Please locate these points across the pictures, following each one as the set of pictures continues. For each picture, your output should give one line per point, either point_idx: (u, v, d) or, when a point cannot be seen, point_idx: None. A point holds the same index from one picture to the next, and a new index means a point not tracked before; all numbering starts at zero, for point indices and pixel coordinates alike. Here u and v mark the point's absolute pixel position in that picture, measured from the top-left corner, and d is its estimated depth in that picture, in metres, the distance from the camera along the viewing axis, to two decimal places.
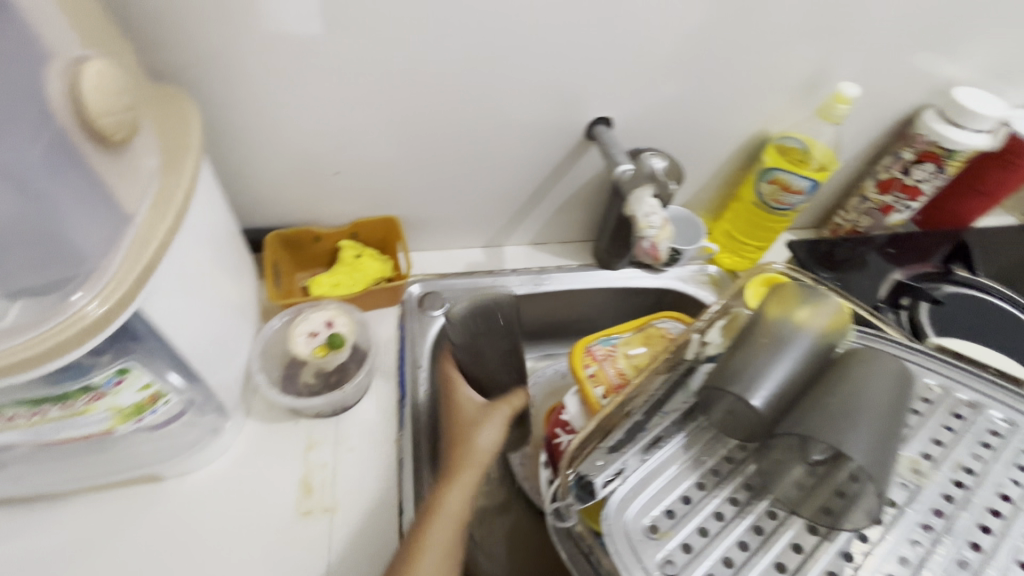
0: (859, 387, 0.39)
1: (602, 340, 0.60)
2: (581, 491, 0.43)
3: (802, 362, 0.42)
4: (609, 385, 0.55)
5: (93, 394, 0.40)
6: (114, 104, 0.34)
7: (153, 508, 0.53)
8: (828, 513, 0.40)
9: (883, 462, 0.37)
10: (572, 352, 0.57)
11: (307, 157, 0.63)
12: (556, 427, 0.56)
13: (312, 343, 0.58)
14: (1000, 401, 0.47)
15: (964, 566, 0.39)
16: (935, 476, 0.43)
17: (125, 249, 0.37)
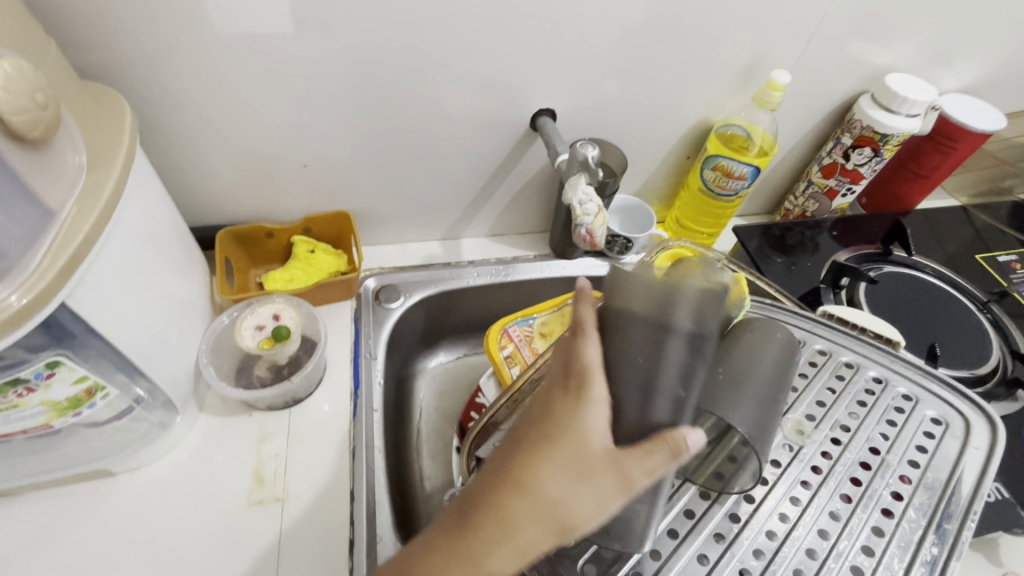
0: (751, 364, 0.42)
1: (521, 320, 0.63)
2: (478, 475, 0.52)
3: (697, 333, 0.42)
4: (523, 364, 0.59)
5: (22, 388, 0.40)
6: (28, 103, 0.34)
7: (106, 502, 0.54)
8: (719, 479, 0.45)
9: (762, 427, 0.41)
10: (489, 335, 0.61)
11: (254, 153, 0.64)
12: (470, 410, 0.62)
13: (259, 336, 0.59)
14: (875, 360, 0.56)
15: (835, 518, 0.46)
16: (815, 436, 0.50)
17: (50, 244, 0.38)
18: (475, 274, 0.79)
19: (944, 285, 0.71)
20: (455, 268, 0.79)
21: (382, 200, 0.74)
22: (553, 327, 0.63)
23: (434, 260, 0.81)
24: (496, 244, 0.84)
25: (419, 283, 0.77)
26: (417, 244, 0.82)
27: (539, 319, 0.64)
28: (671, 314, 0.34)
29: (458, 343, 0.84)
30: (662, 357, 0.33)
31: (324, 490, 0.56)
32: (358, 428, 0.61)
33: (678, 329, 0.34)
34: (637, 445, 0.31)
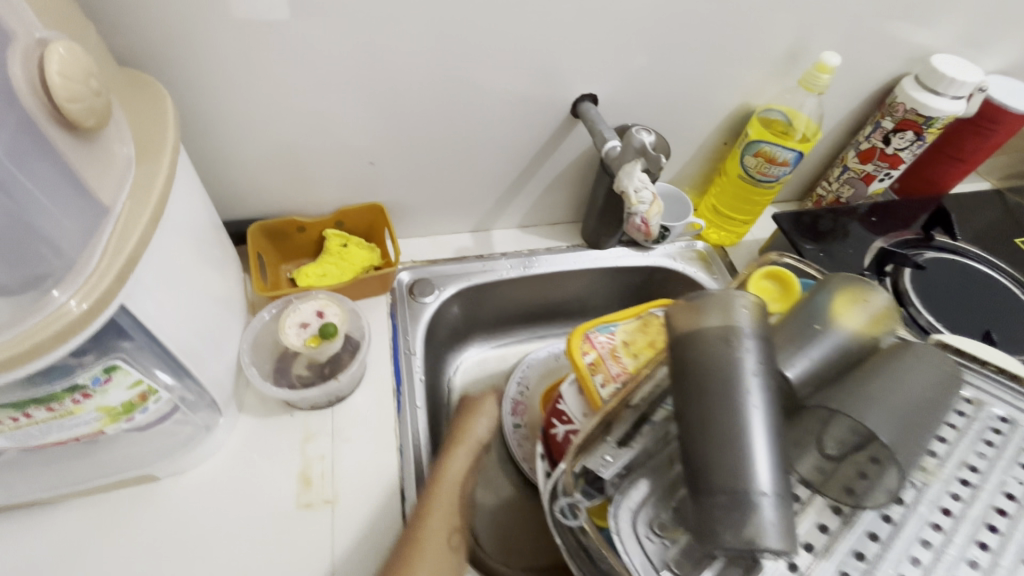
0: (900, 379, 0.37)
1: (601, 328, 0.58)
2: (588, 487, 0.42)
3: (841, 351, 0.39)
4: (609, 375, 0.54)
5: (79, 394, 0.38)
6: (82, 91, 0.32)
7: (150, 508, 0.52)
8: (850, 492, 0.37)
9: (910, 442, 0.35)
10: (571, 339, 0.56)
11: (287, 143, 0.61)
12: (551, 416, 0.57)
13: (304, 334, 0.57)
14: (1000, 397, 0.42)
15: (975, 567, 0.35)
16: (941, 473, 0.38)
17: (107, 242, 0.36)
18: (507, 266, 0.78)
19: (993, 274, 0.70)
20: (487, 260, 0.78)
21: (415, 191, 0.72)
22: (635, 336, 0.57)
23: (466, 253, 0.79)
24: (528, 234, 0.82)
25: (452, 276, 0.75)
26: (448, 236, 0.80)
27: (621, 328, 0.58)
28: (733, 331, 0.37)
29: (488, 336, 0.83)
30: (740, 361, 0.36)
31: (374, 491, 0.55)
32: (404, 425, 0.60)
33: (747, 339, 0.36)
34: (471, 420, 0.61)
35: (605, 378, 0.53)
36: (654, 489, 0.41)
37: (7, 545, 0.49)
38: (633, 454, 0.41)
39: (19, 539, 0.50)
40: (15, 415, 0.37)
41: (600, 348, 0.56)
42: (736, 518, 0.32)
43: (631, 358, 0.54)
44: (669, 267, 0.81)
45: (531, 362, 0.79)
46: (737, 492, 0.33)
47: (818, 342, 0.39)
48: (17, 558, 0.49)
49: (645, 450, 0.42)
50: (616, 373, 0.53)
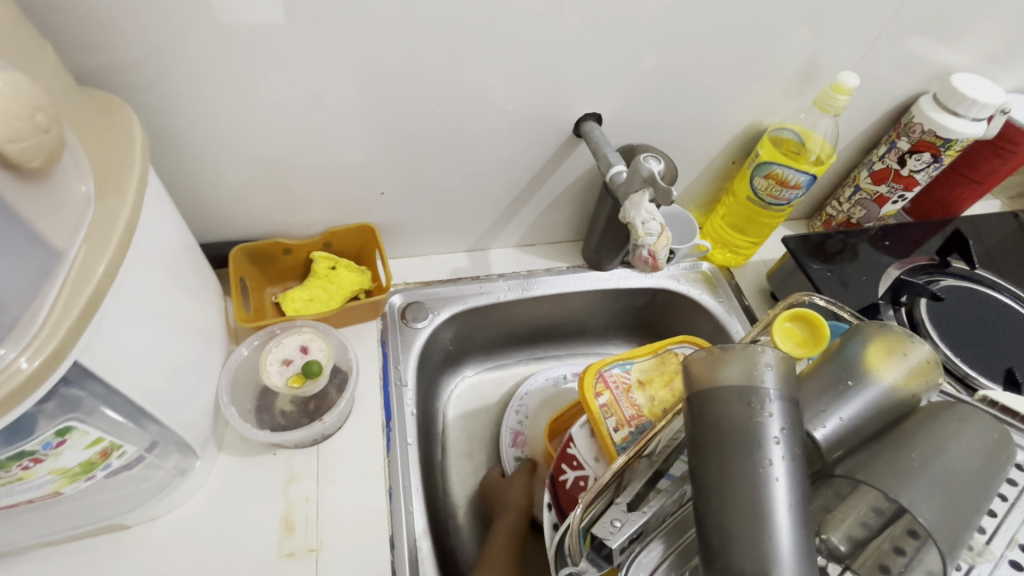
0: (943, 447, 0.34)
1: (616, 363, 0.55)
2: (595, 554, 0.39)
3: (874, 410, 0.36)
4: (621, 418, 0.51)
5: (28, 460, 0.34)
6: (29, 127, 0.28)
7: (119, 560, 0.48)
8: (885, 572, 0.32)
9: (955, 522, 0.31)
10: (583, 377, 0.53)
11: (272, 163, 0.58)
12: (561, 461, 0.52)
13: (286, 372, 0.54)
14: None
15: None
16: (991, 555, 0.36)
17: (61, 289, 0.32)
18: (504, 288, 0.74)
19: (1015, 305, 0.67)
20: (483, 282, 0.75)
21: (410, 210, 0.69)
22: (651, 374, 0.55)
23: (461, 274, 0.75)
24: (527, 254, 0.79)
25: (446, 299, 0.72)
26: (443, 256, 0.77)
27: (637, 365, 0.55)
28: (754, 390, 0.35)
29: (483, 359, 0.80)
30: (765, 424, 0.34)
31: (361, 537, 0.52)
32: (393, 464, 0.56)
33: (771, 402, 0.34)
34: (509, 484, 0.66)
35: (619, 421, 0.50)
36: (666, 554, 0.38)
37: None
38: (644, 520, 0.39)
39: None
40: None
41: (614, 388, 0.53)
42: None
43: (646, 398, 0.52)
44: (672, 289, 0.78)
45: (529, 388, 0.76)
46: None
47: (847, 399, 0.36)
48: None
49: (661, 511, 0.40)
50: (630, 416, 0.51)
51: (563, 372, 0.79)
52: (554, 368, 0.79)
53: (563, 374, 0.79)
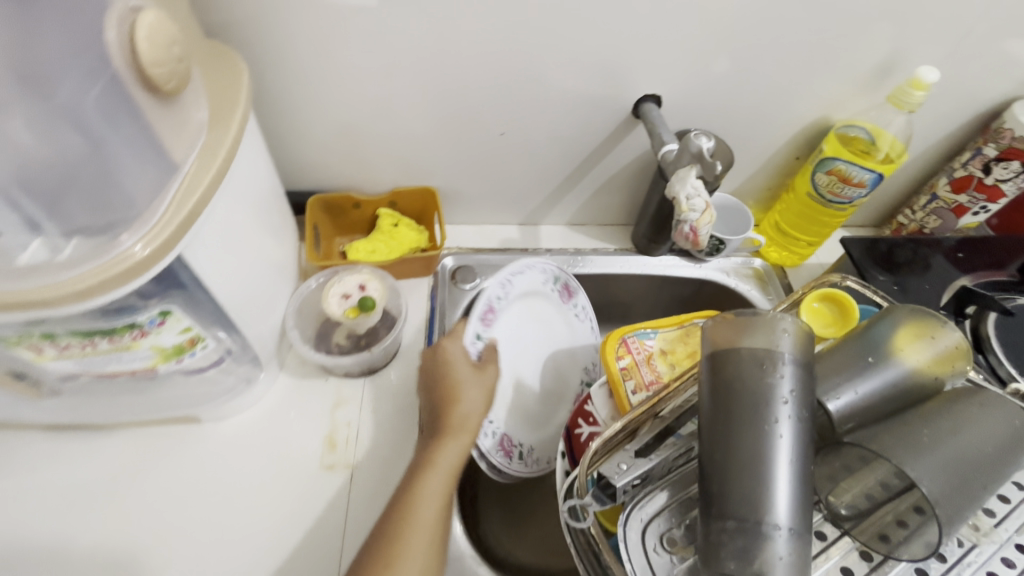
0: (957, 428, 0.34)
1: (638, 332, 0.59)
2: (600, 492, 0.44)
3: (891, 391, 0.37)
4: (640, 382, 0.55)
5: (137, 331, 0.40)
6: (165, 56, 0.35)
7: (191, 447, 0.57)
8: (883, 539, 0.36)
9: (958, 499, 0.32)
10: (607, 341, 0.57)
11: (350, 124, 0.64)
12: (577, 417, 0.56)
13: (345, 304, 0.60)
14: None
15: None
16: (996, 536, 0.36)
17: (171, 198, 0.38)
18: (551, 262, 0.77)
19: None
20: (531, 255, 0.78)
21: (468, 179, 0.73)
22: (674, 345, 0.58)
23: (511, 245, 0.79)
24: (576, 233, 0.81)
25: (495, 267, 0.75)
26: (496, 227, 0.81)
27: (659, 335, 0.59)
28: (770, 355, 0.36)
29: None
30: (775, 386, 0.35)
31: (393, 465, 0.57)
32: None
33: (785, 365, 0.36)
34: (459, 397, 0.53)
35: (637, 385, 0.54)
36: (670, 502, 0.43)
37: (75, 458, 0.55)
38: (649, 466, 0.44)
39: (84, 455, 0.56)
40: (83, 342, 0.39)
41: (635, 353, 0.57)
42: (742, 546, 0.32)
43: (667, 367, 0.56)
44: (722, 282, 0.77)
45: (521, 272, 0.65)
46: (750, 522, 0.33)
47: (866, 375, 0.37)
48: (81, 472, 0.55)
49: (666, 461, 0.45)
50: (648, 382, 0.55)
51: (556, 276, 0.69)
52: (552, 264, 0.68)
53: (556, 278, 0.69)
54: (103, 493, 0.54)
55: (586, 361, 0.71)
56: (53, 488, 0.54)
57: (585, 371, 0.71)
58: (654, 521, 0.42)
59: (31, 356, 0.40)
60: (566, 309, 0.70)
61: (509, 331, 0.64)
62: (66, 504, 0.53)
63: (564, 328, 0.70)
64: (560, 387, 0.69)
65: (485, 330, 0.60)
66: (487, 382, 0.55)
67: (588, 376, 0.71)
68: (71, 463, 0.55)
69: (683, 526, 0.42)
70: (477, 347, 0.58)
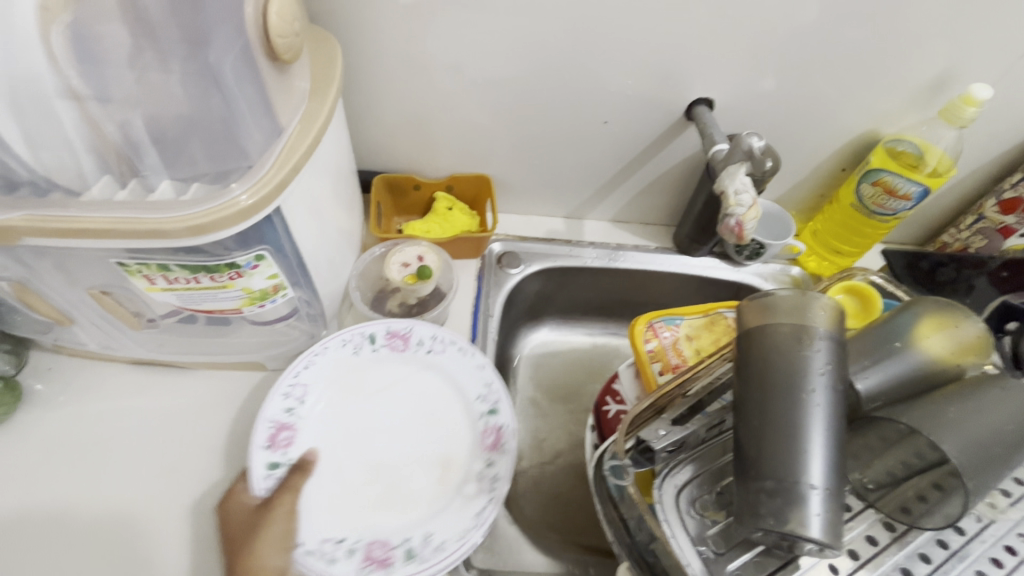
0: (982, 408, 0.39)
1: (665, 318, 0.65)
2: (638, 455, 0.48)
3: (917, 375, 0.41)
4: (666, 363, 0.61)
5: (234, 272, 0.45)
6: (287, 29, 0.40)
7: (256, 392, 0.62)
8: (906, 512, 0.41)
9: (983, 472, 0.37)
10: (635, 327, 0.64)
11: (418, 110, 0.69)
12: (605, 395, 0.66)
13: (404, 272, 0.64)
14: None
15: None
16: (1012, 513, 0.41)
17: (276, 156, 0.43)
18: (593, 256, 0.80)
19: None
20: (574, 246, 0.81)
21: (521, 170, 0.78)
22: (699, 332, 0.63)
23: (556, 236, 0.83)
24: (619, 230, 0.85)
25: (538, 254, 0.80)
26: (543, 218, 0.85)
27: (686, 321, 0.65)
28: (806, 330, 0.38)
29: (559, 320, 0.87)
30: (809, 361, 0.38)
31: None
32: None
33: (819, 339, 0.38)
34: (249, 549, 0.46)
35: (664, 367, 0.61)
36: (700, 472, 0.47)
37: (153, 392, 0.61)
38: (685, 433, 0.48)
39: (162, 390, 0.61)
40: (189, 276, 0.45)
41: (663, 338, 0.63)
42: (779, 505, 0.35)
43: (691, 353, 0.62)
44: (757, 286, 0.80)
45: (311, 363, 0.58)
46: (787, 481, 0.35)
47: (894, 357, 0.41)
48: (158, 405, 0.61)
49: (698, 434, 0.48)
50: (674, 364, 0.61)
51: (371, 334, 0.60)
52: (355, 329, 0.60)
53: (371, 336, 0.60)
54: (176, 425, 0.59)
55: (474, 387, 0.59)
56: (134, 415, 0.60)
57: (475, 402, 0.58)
58: (688, 488, 0.46)
59: (144, 287, 0.46)
60: (410, 356, 0.61)
61: (338, 426, 0.57)
62: (143, 431, 0.59)
63: (426, 376, 0.60)
64: (450, 446, 0.57)
65: (286, 454, 0.53)
66: (282, 518, 0.48)
67: (485, 403, 0.58)
68: (148, 396, 0.61)
69: (712, 493, 0.46)
70: (269, 481, 0.51)
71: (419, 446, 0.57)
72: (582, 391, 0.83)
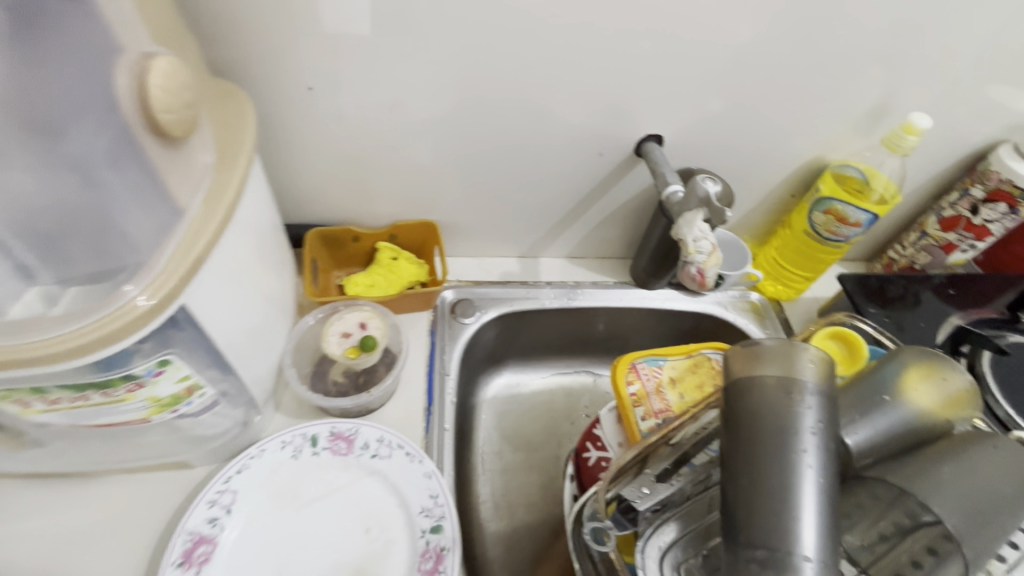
0: (975, 469, 0.37)
1: (648, 359, 0.61)
2: (620, 517, 0.44)
3: (906, 430, 0.39)
4: (649, 408, 0.56)
5: (133, 383, 0.39)
6: (176, 103, 0.34)
7: (178, 496, 0.53)
8: None
9: (981, 539, 0.35)
10: (617, 366, 0.59)
11: (351, 157, 0.63)
12: (586, 440, 0.59)
13: (344, 344, 0.59)
14: None
15: None
16: None
17: (177, 243, 0.37)
18: (551, 295, 0.77)
19: None
20: (531, 288, 0.78)
21: (469, 213, 0.73)
22: (683, 374, 0.60)
23: (511, 278, 0.79)
24: (575, 266, 0.82)
25: (494, 299, 0.75)
26: (496, 259, 0.81)
27: (669, 363, 0.61)
28: (795, 383, 0.34)
29: (521, 362, 0.83)
30: (800, 417, 0.33)
31: None
32: (430, 443, 0.61)
33: (809, 395, 0.34)
34: None
35: (647, 412, 0.56)
36: (684, 533, 0.43)
37: (50, 510, 0.52)
38: (669, 492, 0.44)
39: (62, 505, 0.52)
40: (75, 395, 0.38)
41: (645, 380, 0.58)
42: None
43: (677, 395, 0.58)
44: (719, 315, 0.78)
45: (245, 466, 0.52)
46: (781, 551, 0.30)
47: (883, 412, 0.39)
48: (56, 525, 0.51)
49: (682, 491, 0.45)
50: (658, 409, 0.56)
51: (312, 436, 0.54)
52: (296, 428, 0.54)
53: (313, 437, 0.54)
54: (78, 549, 0.50)
55: (418, 498, 0.52)
56: (26, 542, 0.50)
57: (417, 517, 0.51)
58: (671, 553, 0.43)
59: (18, 410, 0.39)
60: (353, 462, 0.54)
61: (269, 533, 0.50)
62: (36, 561, 0.49)
63: (370, 482, 0.53)
64: (385, 562, 0.50)
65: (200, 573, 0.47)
66: None
67: (428, 519, 0.51)
68: (44, 515, 0.51)
69: (699, 557, 0.42)
70: None
71: (347, 557, 0.50)
72: (552, 438, 0.78)
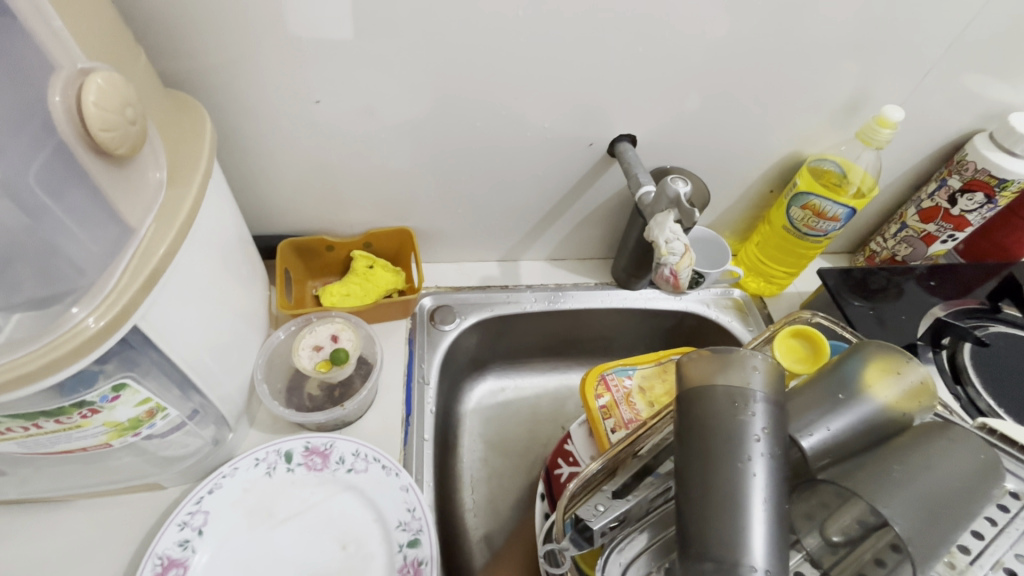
0: (930, 464, 0.36)
1: (618, 369, 0.61)
2: (577, 535, 0.41)
3: (863, 429, 0.38)
4: (619, 420, 0.56)
5: (87, 410, 0.38)
6: (116, 120, 0.33)
7: (151, 518, 0.52)
8: None
9: (934, 537, 0.33)
10: (586, 380, 0.59)
11: (320, 166, 0.62)
12: (557, 456, 0.58)
13: (315, 358, 0.59)
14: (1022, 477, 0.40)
15: None
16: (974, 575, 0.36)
17: (129, 261, 0.36)
18: (532, 299, 0.76)
19: None
20: (512, 292, 0.77)
21: (445, 218, 0.72)
22: (652, 382, 0.60)
23: (491, 282, 0.78)
24: (556, 269, 0.81)
25: (474, 305, 0.75)
26: (475, 264, 0.80)
27: (638, 372, 0.61)
28: (742, 392, 0.33)
29: (505, 365, 0.82)
30: (747, 425, 0.33)
31: None
32: (409, 456, 0.60)
33: (757, 403, 0.33)
34: None
35: (616, 423, 0.56)
36: (650, 545, 0.40)
37: (20, 537, 0.50)
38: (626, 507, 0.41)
39: (33, 531, 0.51)
40: (25, 425, 0.37)
41: (614, 391, 0.58)
42: None
43: (645, 405, 0.58)
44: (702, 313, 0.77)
45: (217, 486, 0.51)
46: (728, 563, 0.29)
47: (839, 411, 0.39)
48: (26, 552, 0.50)
49: (643, 503, 0.42)
50: (628, 420, 0.56)
51: (286, 452, 0.54)
52: (270, 445, 0.53)
53: (287, 453, 0.53)
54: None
55: (395, 513, 0.51)
56: None
57: (395, 531, 0.50)
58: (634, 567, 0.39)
59: None
60: (328, 477, 0.53)
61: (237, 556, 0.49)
62: None
63: (344, 497, 0.53)
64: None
65: None
66: None
67: (406, 533, 0.50)
68: (14, 543, 0.50)
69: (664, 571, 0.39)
70: None
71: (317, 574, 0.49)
72: (534, 444, 0.77)
